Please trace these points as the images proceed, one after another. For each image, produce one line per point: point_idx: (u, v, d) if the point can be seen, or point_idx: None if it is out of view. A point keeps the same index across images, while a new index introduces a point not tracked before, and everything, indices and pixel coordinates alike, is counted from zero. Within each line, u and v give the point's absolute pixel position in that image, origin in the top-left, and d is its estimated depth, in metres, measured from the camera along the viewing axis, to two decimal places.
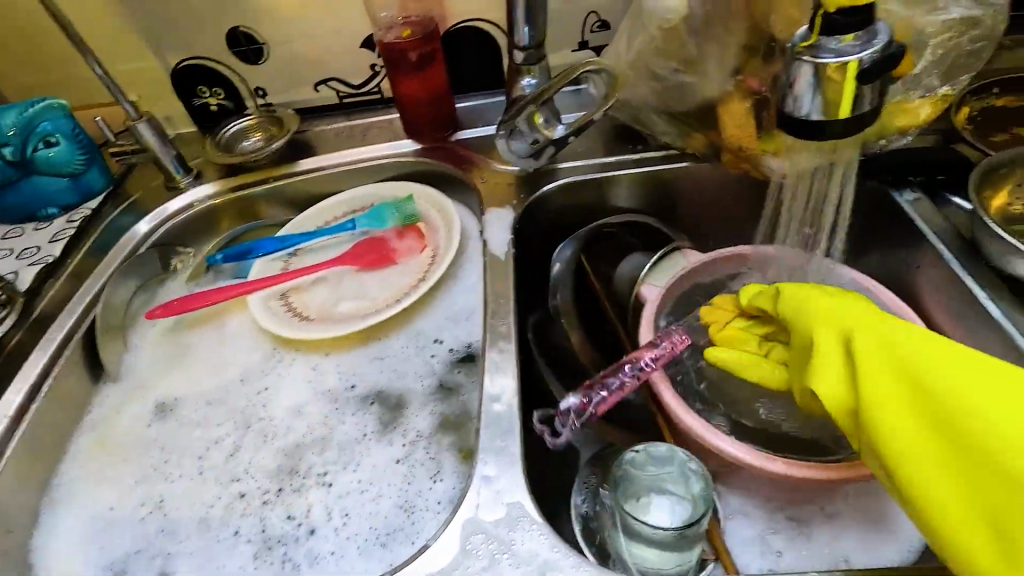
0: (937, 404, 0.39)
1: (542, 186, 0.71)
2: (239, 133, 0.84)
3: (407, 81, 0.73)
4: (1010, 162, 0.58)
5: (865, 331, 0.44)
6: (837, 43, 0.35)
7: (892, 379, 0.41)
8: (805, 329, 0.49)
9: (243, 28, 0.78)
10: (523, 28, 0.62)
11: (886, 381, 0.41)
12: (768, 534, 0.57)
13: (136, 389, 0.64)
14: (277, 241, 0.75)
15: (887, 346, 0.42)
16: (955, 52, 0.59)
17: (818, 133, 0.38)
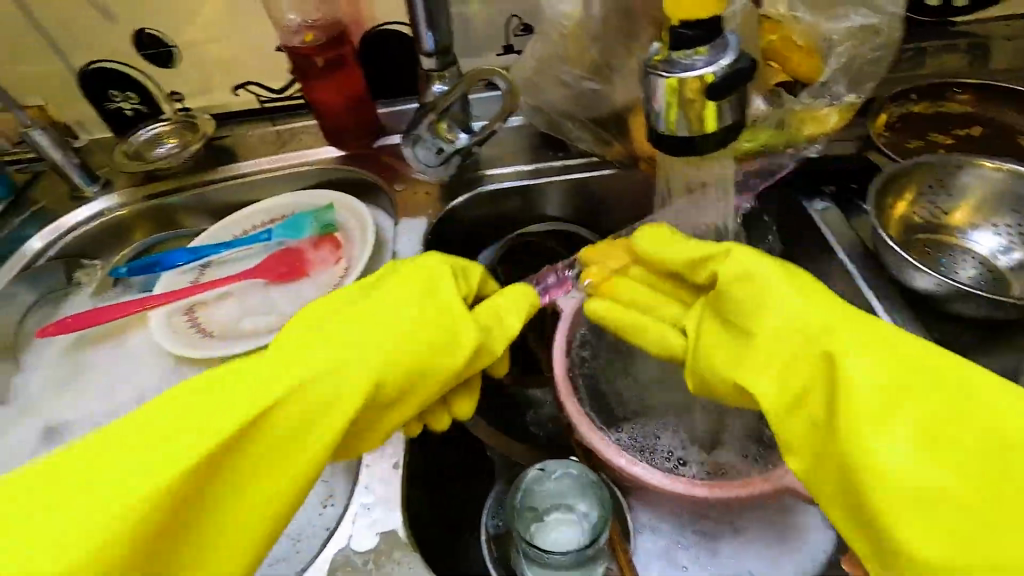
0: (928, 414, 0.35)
1: (457, 197, 0.70)
2: (152, 140, 0.80)
3: (319, 86, 0.70)
4: (914, 170, 0.57)
5: (851, 317, 0.39)
6: (688, 56, 0.34)
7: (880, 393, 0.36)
8: (767, 288, 0.41)
9: (150, 30, 0.75)
10: (427, 34, 0.60)
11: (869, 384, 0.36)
12: (676, 548, 0.57)
13: (25, 413, 0.62)
14: (188, 252, 0.72)
15: (880, 342, 0.38)
16: (859, 60, 0.58)
17: (681, 150, 0.37)
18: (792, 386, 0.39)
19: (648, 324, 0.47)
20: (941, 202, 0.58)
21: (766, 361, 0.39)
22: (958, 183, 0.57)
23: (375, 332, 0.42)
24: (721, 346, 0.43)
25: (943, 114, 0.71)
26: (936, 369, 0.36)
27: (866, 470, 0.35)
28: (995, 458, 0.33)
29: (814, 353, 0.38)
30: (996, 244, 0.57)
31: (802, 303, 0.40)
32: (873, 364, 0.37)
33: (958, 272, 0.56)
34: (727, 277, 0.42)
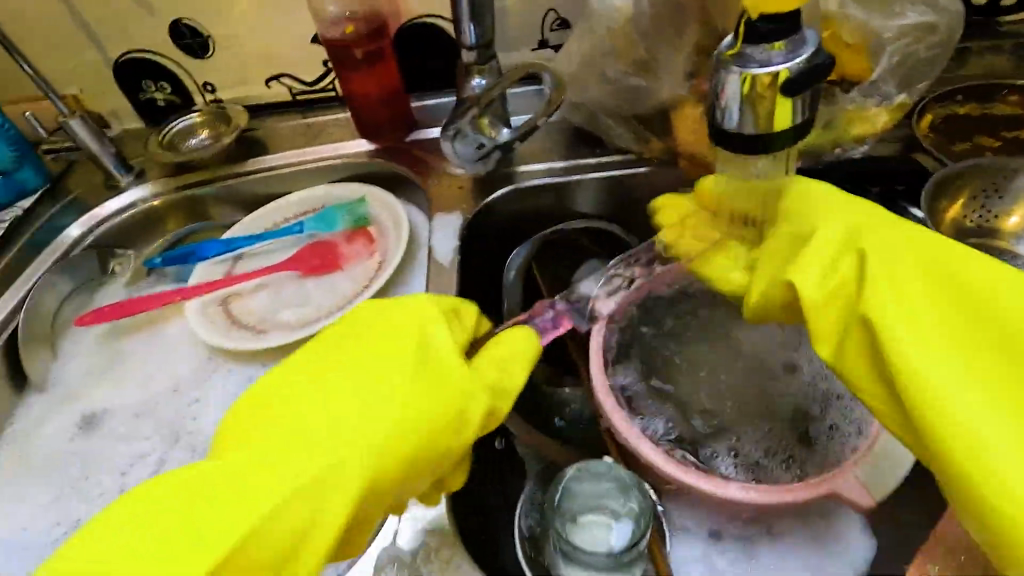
0: (962, 327, 0.39)
1: (492, 193, 0.69)
2: (185, 130, 0.80)
3: (356, 79, 0.70)
4: (966, 173, 0.56)
5: (892, 232, 0.42)
6: (763, 52, 0.33)
7: (917, 291, 0.40)
8: (816, 206, 0.45)
9: (186, 20, 0.75)
10: (470, 28, 0.60)
11: (912, 278, 0.40)
12: (713, 552, 0.56)
13: (63, 400, 0.62)
14: (220, 244, 0.72)
15: (924, 259, 0.41)
16: (912, 59, 0.57)
17: (748, 147, 0.36)
18: (829, 293, 0.41)
19: (719, 264, 0.51)
20: (993, 206, 0.57)
21: (817, 271, 0.41)
22: (1012, 187, 0.56)
23: (363, 416, 0.40)
24: (776, 253, 0.45)
25: (990, 116, 0.69)
26: (978, 279, 0.39)
27: (906, 376, 0.37)
28: (1010, 347, 0.38)
29: (848, 259, 0.42)
30: None
31: (843, 222, 0.43)
32: (909, 282, 0.40)
33: None
34: (782, 197, 0.47)
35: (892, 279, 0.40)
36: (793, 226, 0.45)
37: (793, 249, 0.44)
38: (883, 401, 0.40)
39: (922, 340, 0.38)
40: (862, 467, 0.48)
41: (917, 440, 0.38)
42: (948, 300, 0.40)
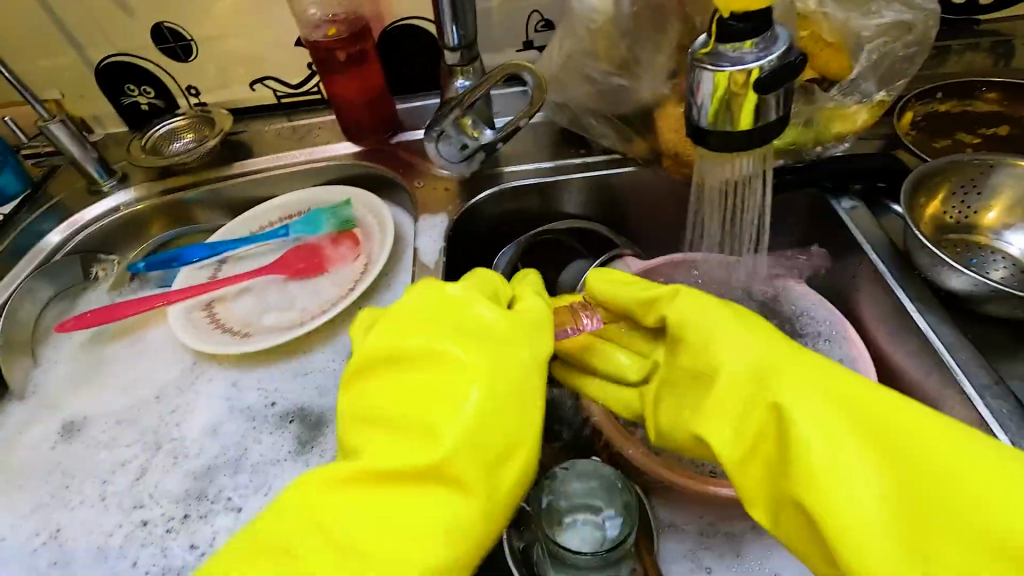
0: (901, 494, 0.33)
1: (477, 194, 0.69)
2: (168, 134, 0.80)
3: (339, 81, 0.70)
4: (946, 169, 0.57)
5: (793, 359, 0.40)
6: (735, 50, 0.33)
7: (763, 432, 0.38)
8: (696, 328, 0.43)
9: (168, 24, 0.74)
10: (452, 29, 0.60)
11: (737, 415, 0.39)
12: (700, 549, 0.56)
13: (44, 407, 0.61)
14: (205, 248, 0.72)
15: (815, 368, 0.39)
16: (890, 57, 0.57)
17: (724, 145, 0.36)
18: (740, 432, 0.39)
19: (629, 340, 0.50)
20: (972, 201, 0.57)
21: (721, 412, 0.39)
22: (990, 183, 0.57)
23: (425, 507, 0.38)
24: (689, 402, 0.42)
25: (969, 113, 0.70)
26: (863, 395, 0.37)
27: (832, 528, 0.33)
28: (933, 494, 0.33)
29: (757, 406, 0.38)
30: None
31: (740, 349, 0.41)
32: (805, 389, 0.37)
33: (990, 272, 0.56)
34: (675, 363, 0.44)
35: (796, 401, 0.37)
36: (681, 362, 0.43)
37: (692, 384, 0.42)
38: (811, 540, 0.36)
39: (859, 487, 0.34)
40: None
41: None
42: (851, 472, 0.34)
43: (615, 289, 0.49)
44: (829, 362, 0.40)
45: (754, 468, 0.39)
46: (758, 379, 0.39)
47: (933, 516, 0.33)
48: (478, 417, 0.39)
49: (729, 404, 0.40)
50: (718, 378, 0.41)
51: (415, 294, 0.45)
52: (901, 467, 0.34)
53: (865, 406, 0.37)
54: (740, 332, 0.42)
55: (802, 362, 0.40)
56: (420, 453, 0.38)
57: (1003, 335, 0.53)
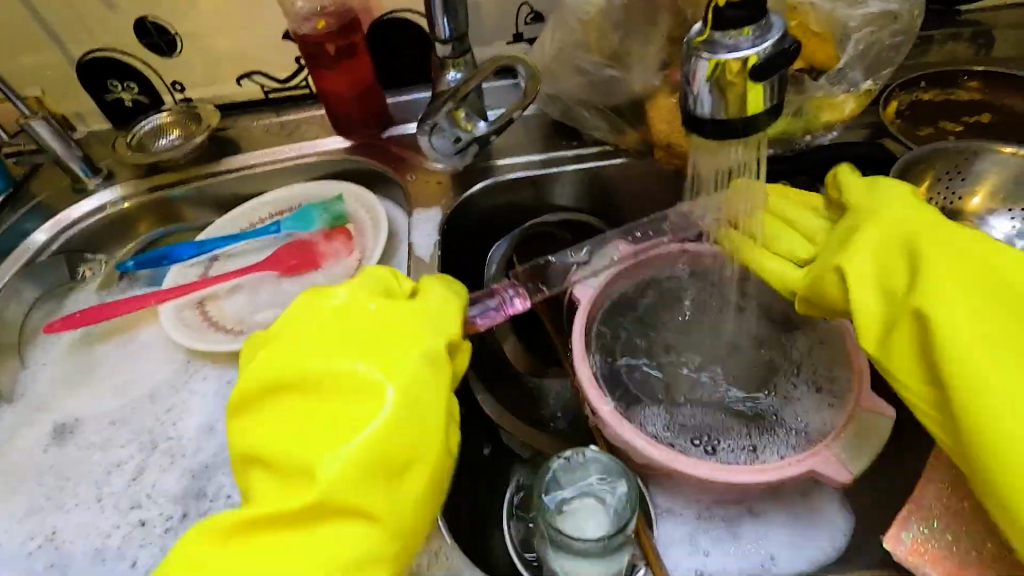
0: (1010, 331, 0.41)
1: (470, 187, 0.69)
2: (153, 131, 0.78)
3: (329, 75, 0.69)
4: (930, 156, 0.58)
5: (938, 227, 0.46)
6: (731, 37, 0.34)
7: (909, 297, 0.44)
8: (884, 211, 0.48)
9: (152, 18, 0.73)
10: (443, 21, 0.59)
11: (903, 285, 0.45)
12: (697, 533, 0.57)
13: (34, 410, 0.60)
14: (195, 246, 0.71)
15: (959, 236, 0.46)
16: (877, 46, 0.58)
17: (719, 133, 0.37)
18: (883, 294, 0.46)
19: (773, 263, 0.53)
20: (957, 186, 0.58)
21: (867, 255, 0.46)
22: (974, 169, 0.58)
23: (335, 540, 0.39)
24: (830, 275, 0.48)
25: (952, 102, 0.71)
26: (1011, 269, 0.44)
27: (945, 360, 0.41)
28: None
29: (896, 252, 0.46)
30: (1011, 229, 0.57)
31: (876, 230, 0.48)
32: (950, 255, 0.45)
33: None
34: (843, 228, 0.50)
35: (920, 268, 0.45)
36: (844, 253, 0.47)
37: (837, 251, 0.48)
38: (909, 359, 0.43)
39: (975, 333, 0.41)
40: (839, 444, 0.49)
41: (956, 413, 0.41)
42: (990, 321, 0.42)
43: (846, 179, 0.53)
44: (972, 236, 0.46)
45: (906, 342, 0.44)
46: (907, 251, 0.46)
47: None
48: (384, 431, 0.41)
49: (880, 259, 0.47)
50: (898, 241, 0.47)
51: (307, 313, 0.47)
52: (1020, 333, 0.41)
53: (1003, 281, 0.43)
54: (915, 215, 0.48)
55: (936, 232, 0.46)
56: (298, 492, 0.40)
57: None
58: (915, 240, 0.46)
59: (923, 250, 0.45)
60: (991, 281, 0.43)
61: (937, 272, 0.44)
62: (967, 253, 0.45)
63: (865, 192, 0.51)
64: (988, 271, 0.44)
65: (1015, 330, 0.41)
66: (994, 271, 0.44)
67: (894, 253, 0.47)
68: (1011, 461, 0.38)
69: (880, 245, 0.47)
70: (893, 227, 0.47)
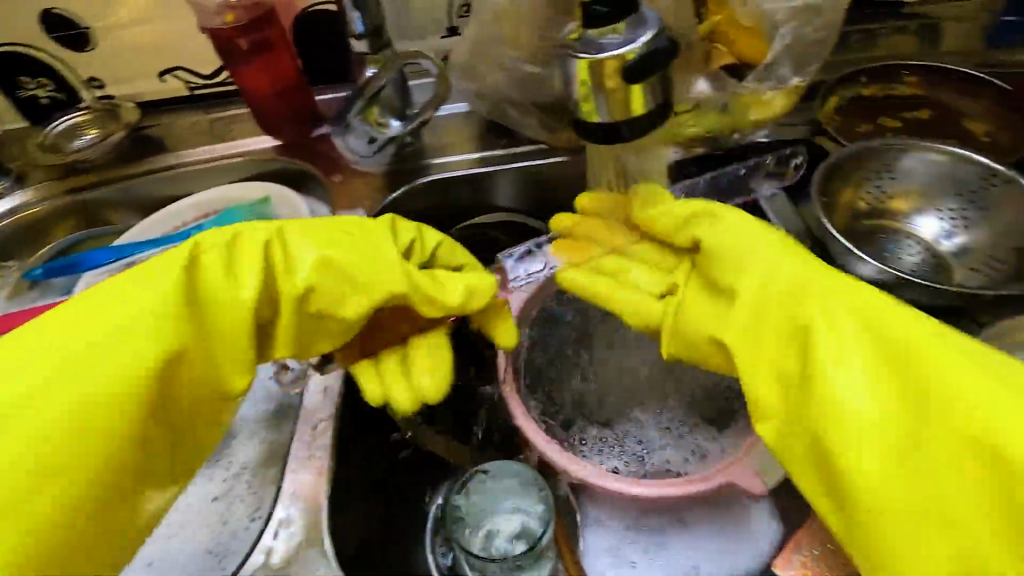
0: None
1: (398, 188, 0.67)
2: (70, 130, 0.76)
3: (246, 72, 0.66)
4: (863, 155, 0.56)
5: (957, 337, 0.36)
6: (604, 36, 0.31)
7: (794, 341, 0.38)
8: (844, 285, 0.39)
9: (59, 10, 0.69)
10: (354, 15, 0.56)
11: (869, 360, 0.36)
12: (625, 544, 0.55)
13: None
14: (111, 252, 0.68)
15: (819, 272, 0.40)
16: (801, 42, 0.55)
17: (603, 137, 0.35)
18: (779, 334, 0.39)
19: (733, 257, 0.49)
20: (886, 186, 0.57)
21: (752, 305, 0.40)
22: (903, 167, 0.57)
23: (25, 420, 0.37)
24: (699, 306, 0.43)
25: (893, 97, 0.70)
26: (936, 363, 0.35)
27: (843, 406, 0.35)
28: (935, 527, 0.34)
29: (794, 329, 0.38)
30: (938, 230, 0.56)
31: (964, 347, 0.35)
32: (851, 314, 0.37)
33: (903, 258, 0.56)
34: (704, 257, 0.44)
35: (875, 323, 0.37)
36: (860, 310, 0.37)
37: (785, 326, 0.39)
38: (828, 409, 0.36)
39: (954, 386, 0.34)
40: (756, 453, 0.49)
41: (827, 472, 0.36)
42: (876, 458, 0.34)
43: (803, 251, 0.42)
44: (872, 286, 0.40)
45: (755, 355, 0.40)
46: (805, 330, 0.38)
47: (955, 514, 0.33)
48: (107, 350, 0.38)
49: (759, 311, 0.40)
50: (799, 336, 0.38)
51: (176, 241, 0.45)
52: (936, 444, 0.34)
53: (926, 375, 0.35)
54: (896, 319, 0.37)
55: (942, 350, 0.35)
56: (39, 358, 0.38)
57: None
58: (931, 347, 0.35)
59: (937, 356, 0.35)
60: (949, 403, 0.34)
61: (883, 342, 0.36)
62: (892, 392, 0.35)
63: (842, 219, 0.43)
64: (895, 367, 0.35)
65: (960, 471, 0.33)
66: (956, 375, 0.34)
67: (896, 333, 0.36)
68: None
69: (861, 323, 0.37)
70: (857, 313, 0.37)
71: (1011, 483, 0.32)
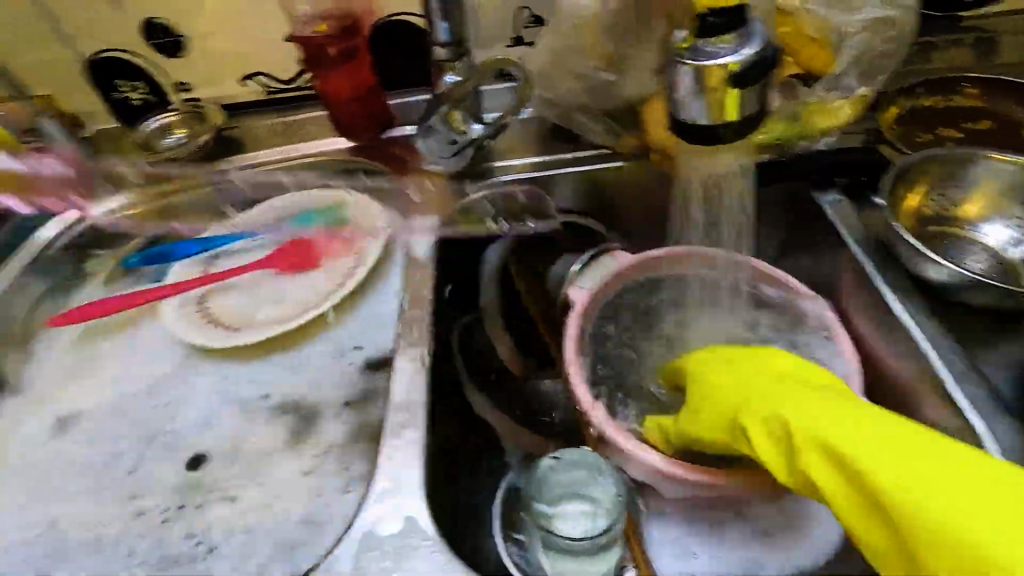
0: (970, 505, 0.35)
1: (469, 188, 0.70)
2: (160, 131, 0.80)
3: (329, 77, 0.70)
4: (927, 162, 0.58)
5: (804, 398, 0.44)
6: (711, 45, 0.34)
7: (806, 445, 0.42)
8: (782, 367, 0.48)
9: (159, 19, 0.74)
10: (441, 24, 0.60)
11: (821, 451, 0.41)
12: (688, 536, 0.57)
13: (33, 403, 0.60)
14: (198, 244, 0.72)
15: (846, 407, 0.42)
16: (871, 53, 0.58)
17: (706, 139, 0.37)
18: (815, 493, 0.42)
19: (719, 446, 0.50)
20: (950, 193, 0.59)
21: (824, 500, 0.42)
22: (968, 175, 0.58)
23: None
24: (762, 442, 0.45)
25: (952, 108, 0.71)
26: (875, 428, 0.40)
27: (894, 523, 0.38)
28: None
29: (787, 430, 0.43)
30: (1005, 236, 0.57)
31: (820, 406, 0.43)
32: (863, 423, 0.41)
33: (969, 263, 0.57)
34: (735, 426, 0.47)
35: (851, 433, 0.40)
36: (783, 400, 0.45)
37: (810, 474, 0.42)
38: (857, 506, 0.40)
39: (906, 482, 0.37)
40: None
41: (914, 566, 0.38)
42: (918, 546, 0.36)
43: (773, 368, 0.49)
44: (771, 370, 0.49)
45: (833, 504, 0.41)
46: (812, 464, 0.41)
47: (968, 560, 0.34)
48: None
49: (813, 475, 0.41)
50: (796, 440, 0.42)
51: None
52: (904, 485, 0.37)
53: (855, 431, 0.40)
54: (787, 400, 0.44)
55: (817, 414, 0.42)
56: None
57: (980, 324, 0.54)
58: (812, 412, 0.42)
59: (830, 420, 0.41)
60: (873, 450, 0.39)
61: (813, 429, 0.42)
62: (863, 457, 0.39)
63: (739, 394, 0.48)
64: (857, 442, 0.40)
65: (915, 492, 0.37)
66: (855, 432, 0.40)
67: (830, 426, 0.41)
68: (972, 530, 0.34)
69: (807, 403, 0.43)
70: (807, 424, 0.42)
71: (961, 527, 0.35)
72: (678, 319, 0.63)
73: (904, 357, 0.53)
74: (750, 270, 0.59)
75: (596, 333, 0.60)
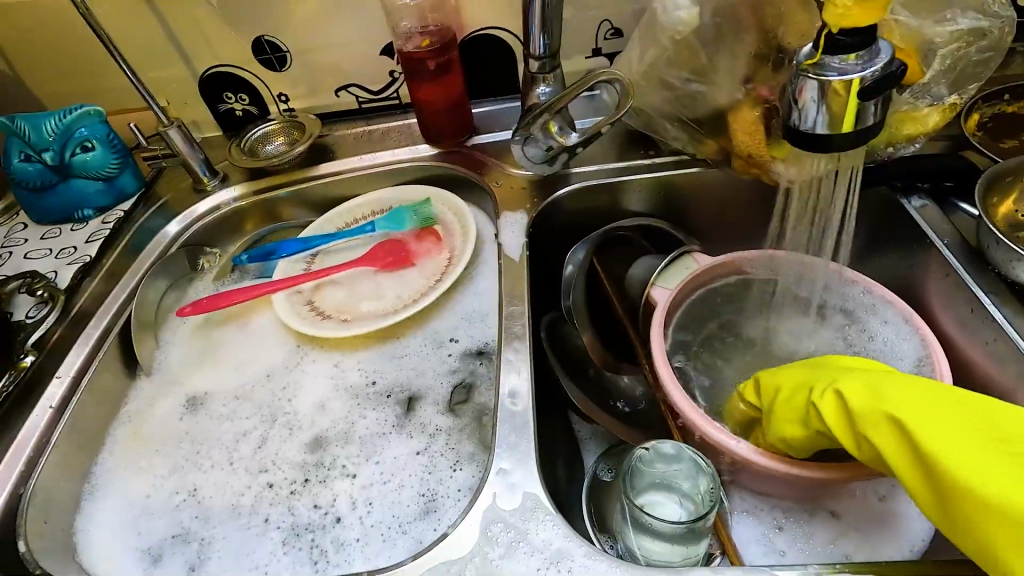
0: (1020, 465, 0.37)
1: (555, 190, 0.73)
2: (262, 138, 0.87)
3: (424, 88, 0.75)
4: (1019, 169, 0.59)
5: (875, 377, 0.46)
6: (839, 62, 0.37)
7: (869, 409, 0.44)
8: (844, 361, 0.51)
9: (269, 36, 0.81)
10: (539, 39, 0.64)
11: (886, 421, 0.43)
12: (772, 533, 0.59)
13: (166, 384, 0.67)
14: (299, 243, 0.78)
15: (921, 387, 0.44)
16: (963, 62, 0.60)
17: (826, 147, 0.40)
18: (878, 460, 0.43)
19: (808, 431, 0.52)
20: None
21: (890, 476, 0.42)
22: None
23: None
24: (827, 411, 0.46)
25: None
26: (937, 397, 0.42)
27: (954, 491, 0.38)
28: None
29: (849, 395, 0.45)
30: None
31: (888, 381, 0.45)
32: (923, 398, 0.43)
33: None
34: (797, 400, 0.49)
35: (911, 401, 0.42)
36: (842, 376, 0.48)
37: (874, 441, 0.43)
38: (915, 472, 0.41)
39: (958, 451, 0.39)
40: None
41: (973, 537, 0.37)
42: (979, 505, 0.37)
43: (835, 361, 0.52)
44: (832, 363, 0.51)
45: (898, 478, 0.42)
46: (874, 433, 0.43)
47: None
48: None
49: (878, 444, 0.43)
50: (861, 406, 0.44)
51: None
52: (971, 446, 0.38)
53: (915, 401, 0.42)
54: (850, 376, 0.47)
55: (884, 387, 0.44)
56: None
57: None
58: (878, 383, 0.45)
59: (892, 391, 0.44)
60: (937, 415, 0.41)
61: (874, 400, 0.44)
62: (923, 417, 0.41)
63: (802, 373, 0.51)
64: (918, 408, 0.42)
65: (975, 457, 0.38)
66: (917, 403, 0.42)
67: (890, 392, 0.44)
68: None
69: (870, 378, 0.46)
70: (869, 394, 0.44)
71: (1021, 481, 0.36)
72: (762, 322, 0.65)
73: (990, 357, 0.55)
74: (833, 275, 0.62)
75: (682, 329, 0.63)
